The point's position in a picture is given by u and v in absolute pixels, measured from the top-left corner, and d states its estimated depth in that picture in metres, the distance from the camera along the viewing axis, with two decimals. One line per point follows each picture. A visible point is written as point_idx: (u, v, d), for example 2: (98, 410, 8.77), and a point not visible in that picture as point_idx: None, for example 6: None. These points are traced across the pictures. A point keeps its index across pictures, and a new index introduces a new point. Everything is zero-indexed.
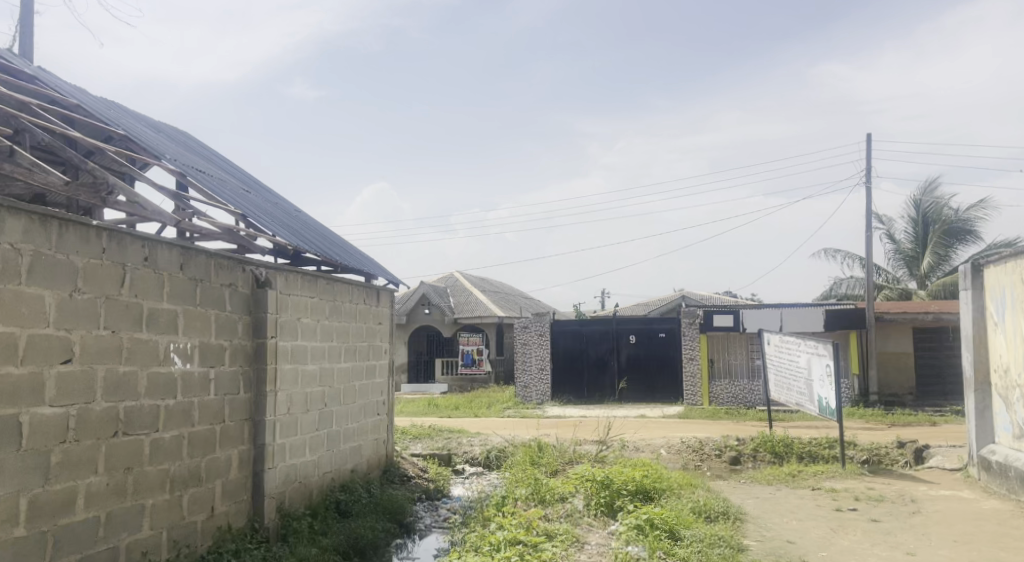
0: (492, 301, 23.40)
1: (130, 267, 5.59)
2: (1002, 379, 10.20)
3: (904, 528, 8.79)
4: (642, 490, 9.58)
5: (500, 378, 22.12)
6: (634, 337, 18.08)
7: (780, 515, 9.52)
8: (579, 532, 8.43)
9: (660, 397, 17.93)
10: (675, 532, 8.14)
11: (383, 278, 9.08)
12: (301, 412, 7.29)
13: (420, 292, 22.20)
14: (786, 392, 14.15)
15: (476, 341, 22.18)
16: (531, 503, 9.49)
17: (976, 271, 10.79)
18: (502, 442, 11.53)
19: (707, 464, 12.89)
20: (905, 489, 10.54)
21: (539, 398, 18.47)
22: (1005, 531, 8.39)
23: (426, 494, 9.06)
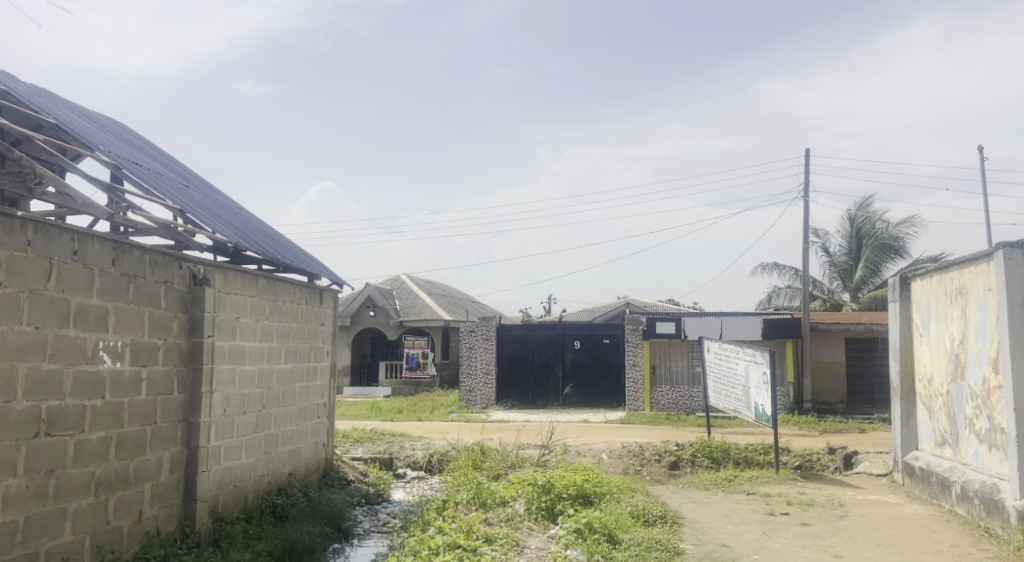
0: (438, 304, 23.43)
1: (57, 261, 5.54)
2: (926, 388, 10.62)
3: (833, 532, 9.09)
4: (582, 493, 9.75)
5: (445, 382, 22.16)
6: (579, 342, 18.29)
7: (716, 519, 9.77)
8: (519, 536, 8.55)
9: (603, 402, 18.17)
10: (614, 536, 8.32)
11: (327, 278, 9.07)
12: (238, 414, 7.27)
13: (365, 294, 22.13)
14: (724, 399, 14.49)
15: (421, 344, 22.14)
16: (473, 507, 9.58)
17: (904, 283, 11.22)
18: (445, 446, 11.60)
19: (647, 469, 13.12)
20: (834, 493, 10.90)
21: (483, 403, 18.32)
22: (927, 534, 8.73)
23: (366, 498, 9.07)
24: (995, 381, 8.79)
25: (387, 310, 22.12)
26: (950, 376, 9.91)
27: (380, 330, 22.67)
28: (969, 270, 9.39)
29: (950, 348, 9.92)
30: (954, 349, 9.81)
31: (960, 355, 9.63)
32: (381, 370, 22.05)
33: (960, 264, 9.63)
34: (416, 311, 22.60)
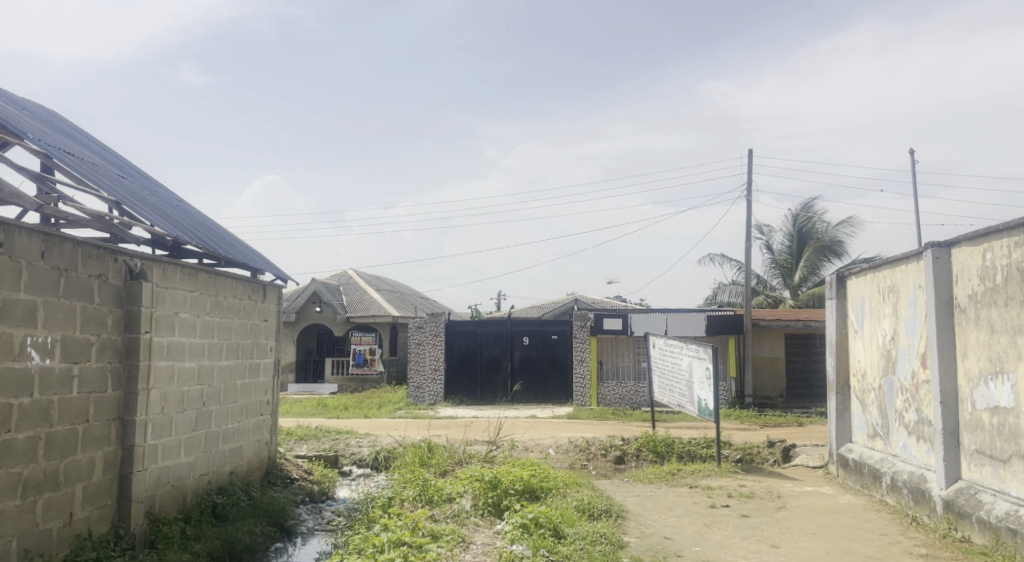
0: (386, 300, 23.36)
1: None
2: (860, 382, 10.97)
3: (771, 523, 9.35)
4: (529, 489, 9.89)
5: (392, 379, 22.12)
6: (528, 338, 18.38)
7: (659, 512, 9.97)
8: (465, 532, 8.61)
9: (551, 398, 18.35)
10: (559, 530, 8.45)
11: (271, 273, 9.01)
12: (176, 412, 7.22)
13: (312, 289, 21.98)
14: (668, 394, 14.75)
15: (369, 340, 22.03)
16: (419, 504, 9.62)
17: (840, 281, 11.56)
18: (392, 443, 11.60)
19: (593, 464, 13.29)
20: (773, 486, 11.20)
21: (431, 399, 18.33)
22: (858, 523, 9.02)
23: (310, 496, 9.05)
24: (924, 375, 9.12)
25: (334, 306, 21.97)
26: (882, 370, 10.25)
27: (326, 326, 22.51)
28: (901, 269, 9.72)
29: (883, 343, 10.26)
30: (886, 345, 10.15)
31: (891, 350, 9.96)
32: (327, 366, 21.85)
33: (892, 263, 9.96)
34: (363, 306, 22.42)
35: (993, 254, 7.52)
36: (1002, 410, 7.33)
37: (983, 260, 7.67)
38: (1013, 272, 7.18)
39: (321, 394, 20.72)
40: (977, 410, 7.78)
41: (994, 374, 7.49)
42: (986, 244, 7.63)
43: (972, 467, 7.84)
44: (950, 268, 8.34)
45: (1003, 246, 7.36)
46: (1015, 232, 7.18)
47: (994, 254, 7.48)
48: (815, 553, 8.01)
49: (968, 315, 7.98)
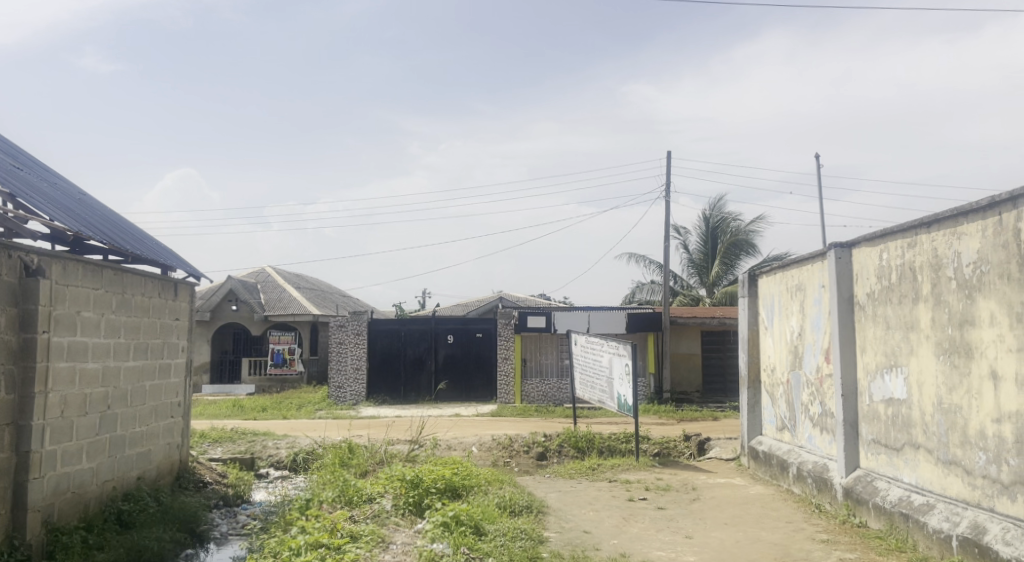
0: (307, 299, 23.08)
1: None
2: (770, 377, 11.38)
3: (685, 515, 9.63)
4: (450, 487, 9.96)
5: (313, 379, 21.89)
6: (452, 337, 18.40)
7: (580, 507, 10.17)
8: (385, 532, 8.62)
9: (475, 397, 18.45)
10: (480, 527, 8.53)
11: (182, 270, 8.84)
12: (77, 415, 7.05)
13: (227, 287, 21.54)
14: (589, 390, 15.02)
15: (289, 339, 21.74)
16: (338, 505, 9.57)
17: (752, 280, 11.96)
18: (311, 444, 11.50)
19: (516, 460, 13.39)
20: (688, 478, 11.53)
21: (353, 399, 18.09)
22: (767, 512, 9.37)
23: (223, 500, 8.92)
24: (827, 370, 9.52)
25: (251, 304, 21.60)
26: (790, 365, 10.65)
27: (243, 325, 22.12)
28: (807, 268, 10.11)
29: (790, 339, 10.66)
30: (794, 341, 10.54)
31: (798, 346, 10.36)
32: (243, 367, 21.46)
33: (799, 263, 10.36)
34: (282, 305, 22.06)
35: (889, 254, 7.89)
36: (896, 401, 7.71)
37: (880, 260, 8.04)
38: (906, 271, 7.54)
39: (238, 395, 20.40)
40: (874, 401, 8.17)
41: (889, 367, 7.87)
42: (882, 245, 8.01)
43: (870, 456, 8.22)
44: (851, 268, 8.72)
45: (898, 247, 7.73)
46: (908, 233, 7.54)
47: (890, 255, 7.86)
48: (726, 543, 8.26)
49: (866, 312, 8.36)
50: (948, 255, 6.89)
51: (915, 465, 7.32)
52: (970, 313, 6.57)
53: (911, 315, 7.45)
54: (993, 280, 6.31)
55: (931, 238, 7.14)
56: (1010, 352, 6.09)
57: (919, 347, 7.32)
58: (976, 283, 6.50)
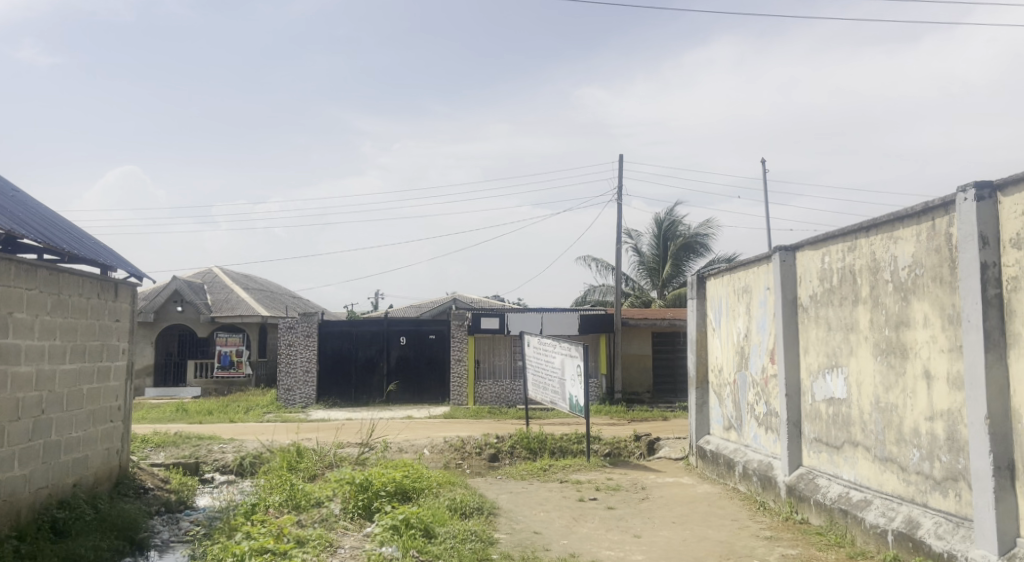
0: (256, 300, 22.78)
1: None
2: (717, 377, 11.53)
3: (634, 514, 9.71)
4: (400, 490, 9.90)
5: (261, 381, 21.61)
6: (404, 339, 18.29)
7: (531, 508, 10.19)
8: (333, 537, 8.53)
9: (427, 398, 18.36)
10: (430, 530, 8.49)
11: (123, 270, 8.67)
12: (9, 421, 6.86)
13: (171, 287, 21.12)
14: (542, 391, 15.05)
15: (236, 341, 21.43)
16: (285, 509, 9.43)
17: (700, 282, 12.11)
18: (258, 448, 11.35)
19: (468, 462, 13.34)
20: (638, 478, 11.63)
21: (302, 402, 17.90)
22: (713, 511, 9.49)
23: (166, 507, 8.75)
24: (772, 370, 9.68)
25: (196, 305, 21.22)
26: (737, 366, 10.80)
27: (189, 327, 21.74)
28: (753, 271, 10.28)
29: (737, 340, 10.82)
30: (740, 342, 10.70)
31: (744, 347, 10.52)
32: (189, 369, 21.15)
33: (746, 265, 10.52)
34: (230, 306, 21.73)
35: (830, 258, 8.05)
36: (837, 401, 7.87)
37: (823, 263, 8.19)
38: (847, 274, 7.70)
39: (182, 398, 20.14)
40: (816, 401, 8.32)
41: (830, 368, 8.02)
42: (824, 248, 8.17)
43: (812, 454, 8.37)
44: (794, 271, 8.87)
45: (838, 250, 7.88)
46: (848, 238, 7.70)
47: (831, 258, 8.02)
48: (673, 542, 8.34)
49: (809, 314, 8.52)
50: (886, 259, 7.05)
51: (854, 462, 7.48)
52: (905, 315, 6.73)
53: (851, 316, 7.61)
54: (926, 283, 6.46)
55: (870, 242, 7.30)
56: (943, 352, 6.24)
57: (858, 348, 7.47)
58: (911, 286, 6.66)
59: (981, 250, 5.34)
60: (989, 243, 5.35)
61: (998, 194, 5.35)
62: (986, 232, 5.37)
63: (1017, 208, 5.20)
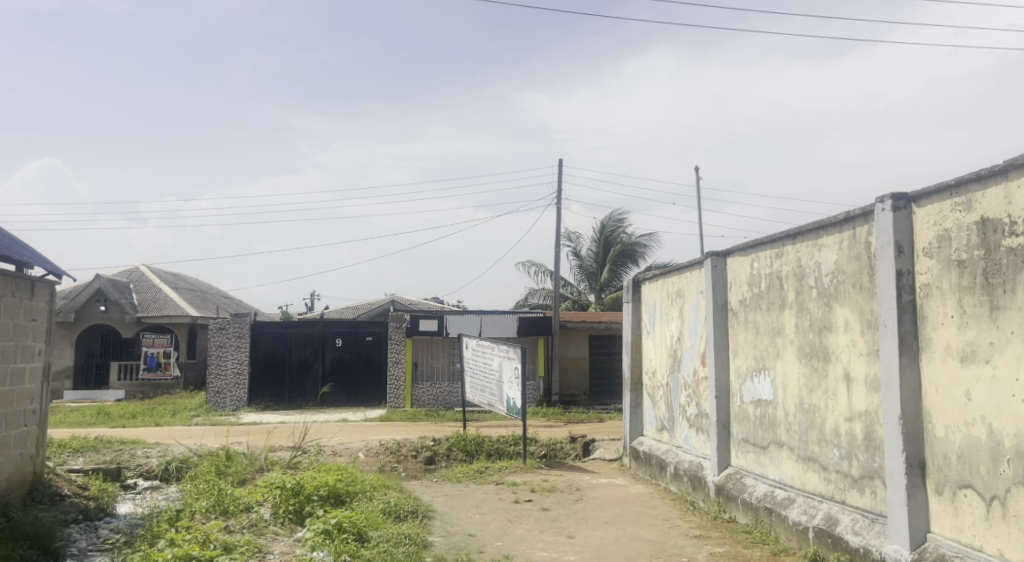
0: (186, 300, 22.28)
1: None
2: (651, 379, 11.66)
3: (568, 515, 9.75)
4: (333, 494, 9.74)
5: (189, 384, 21.07)
6: (340, 340, 18.07)
7: (466, 510, 10.15)
8: (263, 542, 8.34)
9: (363, 401, 18.15)
10: (363, 534, 8.38)
11: (41, 267, 8.38)
12: None
13: (95, 286, 20.51)
14: (479, 394, 15.02)
15: (164, 343, 20.89)
16: (213, 515, 9.16)
17: (636, 286, 12.22)
18: (184, 452, 11.08)
19: (404, 465, 13.22)
20: (573, 479, 11.69)
21: (234, 405, 17.57)
22: (645, 510, 9.58)
23: (83, 514, 8.46)
24: (703, 372, 9.82)
25: (121, 305, 20.61)
26: (669, 368, 10.93)
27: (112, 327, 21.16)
28: (686, 275, 10.43)
29: (670, 343, 10.95)
30: (673, 345, 10.83)
31: (677, 350, 10.65)
32: (112, 371, 20.51)
33: (679, 270, 10.66)
34: (157, 306, 21.20)
35: (759, 263, 8.20)
36: (763, 402, 8.01)
37: (752, 269, 8.34)
38: (774, 280, 7.85)
39: (105, 401, 19.57)
40: (744, 402, 8.47)
41: (758, 370, 8.17)
42: (754, 254, 8.31)
43: (740, 454, 8.51)
44: (725, 276, 9.01)
45: (767, 257, 8.03)
46: (776, 244, 7.85)
47: (760, 264, 8.17)
48: (605, 542, 8.40)
49: (738, 318, 8.66)
50: (810, 265, 7.20)
51: (779, 462, 7.62)
52: (828, 320, 6.89)
53: (778, 321, 7.76)
54: (847, 289, 6.63)
55: (796, 249, 7.45)
56: (862, 355, 6.41)
57: (784, 351, 7.62)
58: (834, 292, 6.82)
59: (896, 258, 5.49)
60: (903, 251, 5.50)
61: (913, 205, 5.51)
62: (901, 240, 5.52)
63: (929, 219, 5.36)
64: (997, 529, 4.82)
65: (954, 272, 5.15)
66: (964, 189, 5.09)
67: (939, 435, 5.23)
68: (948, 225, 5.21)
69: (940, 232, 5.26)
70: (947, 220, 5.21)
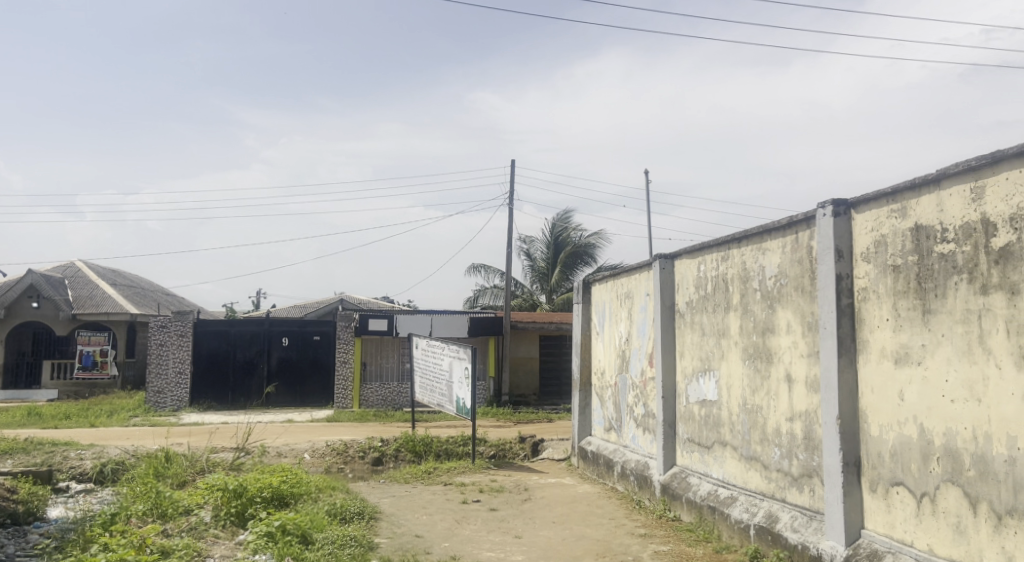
0: (124, 297, 21.80)
1: None
2: (599, 380, 11.67)
3: (516, 515, 9.70)
4: (277, 496, 9.55)
5: (127, 383, 20.67)
6: (287, 339, 17.75)
7: (413, 511, 10.04)
8: (202, 546, 8.12)
9: (309, 401, 17.89)
10: (307, 536, 8.19)
11: None
12: None
13: (27, 282, 19.89)
14: (428, 394, 14.90)
15: (101, 341, 20.42)
16: (150, 518, 8.89)
17: (586, 287, 12.23)
18: (121, 453, 10.79)
19: (350, 466, 13.04)
20: (521, 479, 11.66)
21: (174, 405, 17.17)
22: (592, 510, 9.57)
23: (12, 519, 8.17)
24: (650, 373, 9.85)
25: (55, 301, 20.03)
26: (618, 368, 10.95)
27: (45, 326, 20.58)
28: (634, 277, 10.46)
29: (618, 344, 10.97)
30: (621, 346, 10.85)
31: (625, 351, 10.67)
32: (44, 370, 19.87)
33: (628, 271, 10.69)
34: (95, 303, 20.71)
35: (706, 266, 8.25)
36: (708, 402, 8.06)
37: (699, 271, 8.38)
38: (720, 282, 7.90)
39: (36, 401, 18.94)
40: (690, 403, 8.51)
41: (703, 371, 8.22)
42: (701, 257, 8.35)
43: (685, 453, 8.55)
44: (673, 278, 9.05)
45: (713, 259, 8.08)
46: (723, 247, 7.90)
47: (706, 267, 8.22)
48: (552, 541, 8.37)
49: (685, 319, 8.70)
50: (755, 268, 7.25)
51: (722, 461, 7.67)
52: (771, 322, 6.94)
53: (723, 322, 7.81)
54: (790, 293, 6.68)
55: (741, 253, 7.50)
56: (803, 356, 6.47)
57: (729, 352, 7.67)
58: (776, 294, 6.88)
59: (835, 263, 5.55)
60: (843, 255, 5.57)
61: (852, 210, 5.57)
62: (841, 245, 5.58)
63: (867, 225, 5.42)
64: (926, 525, 4.88)
65: (889, 277, 5.22)
66: (899, 196, 5.16)
67: (873, 434, 5.29)
68: (884, 231, 5.27)
69: (877, 238, 5.33)
70: (884, 226, 5.27)
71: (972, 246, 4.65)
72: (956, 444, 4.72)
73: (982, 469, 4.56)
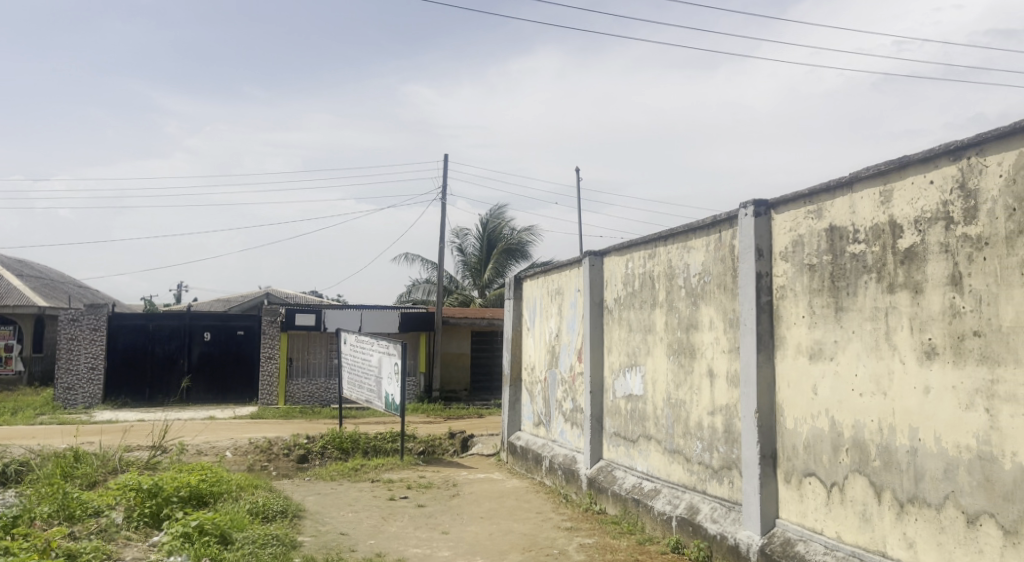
0: (32, 289, 21.00)
1: None
2: (529, 375, 11.70)
3: (443, 510, 9.64)
4: (195, 495, 9.30)
5: (34, 379, 19.94)
6: (209, 334, 17.34)
7: (338, 509, 9.88)
8: (112, 548, 7.82)
9: (232, 398, 17.51)
10: (226, 536, 7.97)
11: None
12: None
13: None
14: (357, 390, 14.71)
15: (6, 334, 19.75)
16: (55, 521, 8.54)
17: (518, 283, 12.22)
18: (28, 453, 10.36)
19: (275, 464, 12.76)
20: (450, 475, 11.60)
21: (86, 402, 16.58)
22: (519, 504, 9.57)
23: None
24: (579, 368, 9.89)
25: None
26: (548, 363, 10.98)
27: None
28: (565, 273, 10.50)
29: (549, 340, 10.99)
30: (551, 341, 10.88)
31: (555, 346, 10.70)
32: None
33: (559, 267, 10.72)
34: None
35: (634, 263, 8.32)
36: (634, 397, 8.13)
37: (626, 268, 8.45)
38: (647, 279, 7.97)
39: None
40: (616, 397, 8.56)
41: (630, 366, 8.29)
42: (629, 254, 8.42)
43: (611, 447, 8.62)
44: (602, 275, 9.10)
45: (641, 257, 8.14)
46: (650, 245, 7.97)
47: (634, 264, 8.29)
48: (479, 536, 8.34)
49: (613, 316, 8.76)
50: (680, 266, 7.34)
51: (647, 454, 7.76)
52: (695, 318, 7.03)
53: (650, 319, 7.88)
54: (713, 290, 6.78)
55: (667, 250, 7.57)
56: (724, 352, 6.57)
57: (654, 347, 7.75)
58: (700, 292, 6.97)
59: (756, 261, 5.64)
60: (763, 254, 5.66)
61: (772, 211, 5.67)
62: (761, 244, 5.68)
63: (786, 225, 5.52)
64: (836, 513, 5.00)
65: (806, 275, 5.33)
66: (815, 198, 5.27)
67: (789, 427, 5.41)
68: (801, 231, 5.38)
69: (795, 237, 5.43)
70: (801, 226, 5.38)
71: (881, 246, 4.78)
72: (864, 436, 4.84)
73: (887, 459, 4.68)
